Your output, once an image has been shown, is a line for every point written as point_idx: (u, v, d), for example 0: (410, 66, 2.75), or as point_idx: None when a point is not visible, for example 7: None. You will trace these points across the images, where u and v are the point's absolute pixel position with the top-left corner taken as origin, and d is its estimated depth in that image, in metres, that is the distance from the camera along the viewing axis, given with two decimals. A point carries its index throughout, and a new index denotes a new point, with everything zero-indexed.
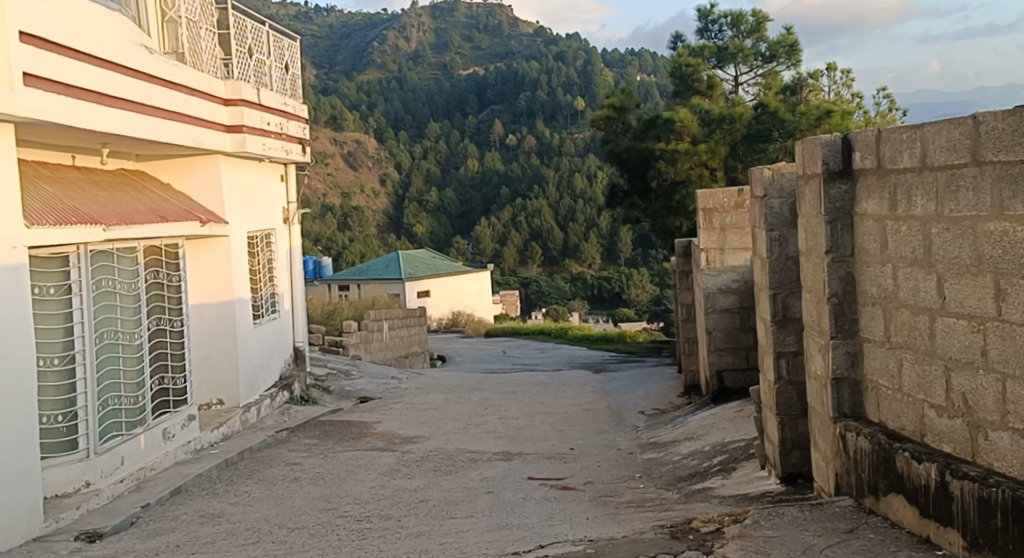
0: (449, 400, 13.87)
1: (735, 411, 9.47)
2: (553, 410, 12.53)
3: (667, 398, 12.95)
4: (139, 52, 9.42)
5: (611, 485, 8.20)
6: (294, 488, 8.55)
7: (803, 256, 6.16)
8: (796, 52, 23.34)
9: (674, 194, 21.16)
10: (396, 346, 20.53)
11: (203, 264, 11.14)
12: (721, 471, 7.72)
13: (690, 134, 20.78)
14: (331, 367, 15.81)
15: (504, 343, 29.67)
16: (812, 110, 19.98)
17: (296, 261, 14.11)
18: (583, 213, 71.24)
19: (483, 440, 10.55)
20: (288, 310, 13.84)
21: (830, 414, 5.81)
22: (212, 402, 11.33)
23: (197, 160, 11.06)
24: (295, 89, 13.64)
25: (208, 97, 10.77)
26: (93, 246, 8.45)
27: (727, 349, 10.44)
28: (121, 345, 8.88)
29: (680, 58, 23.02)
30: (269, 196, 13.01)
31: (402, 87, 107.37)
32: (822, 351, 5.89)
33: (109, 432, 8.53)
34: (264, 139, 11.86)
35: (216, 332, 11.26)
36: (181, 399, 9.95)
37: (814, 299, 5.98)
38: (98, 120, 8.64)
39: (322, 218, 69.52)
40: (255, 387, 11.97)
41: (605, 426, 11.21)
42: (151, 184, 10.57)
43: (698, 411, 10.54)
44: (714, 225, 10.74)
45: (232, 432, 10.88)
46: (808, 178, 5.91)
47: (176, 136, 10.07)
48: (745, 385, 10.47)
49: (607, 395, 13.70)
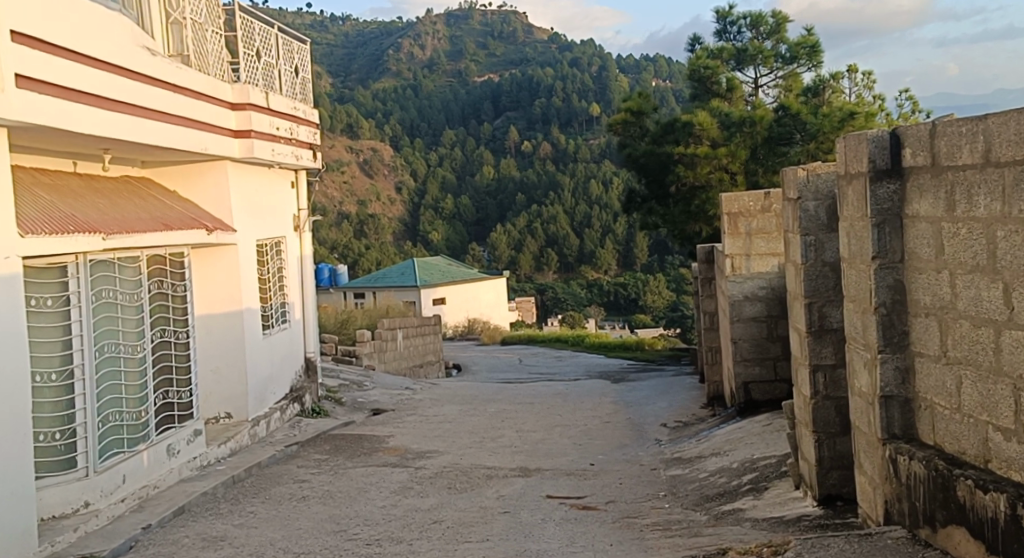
0: (464, 412, 13.46)
1: (764, 426, 9.05)
2: (572, 423, 12.11)
3: (690, 410, 12.52)
4: (142, 53, 9.07)
5: (634, 505, 7.79)
6: (301, 508, 8.17)
7: (844, 263, 5.75)
8: (817, 53, 22.81)
9: (693, 199, 20.77)
10: (410, 355, 20.15)
11: (211, 273, 10.79)
12: (752, 490, 7.28)
13: (710, 137, 20.51)
14: (343, 378, 15.43)
15: (521, 351, 29.26)
16: (835, 112, 19.52)
17: (308, 271, 13.75)
18: (599, 219, 70.75)
19: (499, 455, 10.14)
20: (299, 321, 13.46)
21: (878, 436, 5.38)
22: (219, 416, 10.92)
23: (204, 166, 10.70)
24: (305, 93, 13.27)
25: (215, 101, 10.41)
26: (92, 255, 8.08)
27: (754, 359, 10.02)
28: (123, 358, 8.49)
29: (699, 60, 22.67)
30: (279, 203, 12.66)
31: (418, 94, 107.28)
32: (868, 366, 5.47)
33: (109, 450, 8.14)
34: (273, 145, 11.49)
35: (224, 343, 10.89)
36: (186, 413, 9.55)
37: (859, 309, 5.57)
38: (97, 125, 8.27)
39: (338, 226, 69.29)
40: (265, 400, 11.59)
41: (626, 440, 10.79)
42: (157, 191, 10.21)
43: (723, 424, 10.13)
44: (740, 230, 10.33)
45: (240, 447, 10.49)
46: (852, 178, 5.51)
47: (181, 141, 9.71)
48: (774, 397, 10.03)
49: (627, 407, 13.28)
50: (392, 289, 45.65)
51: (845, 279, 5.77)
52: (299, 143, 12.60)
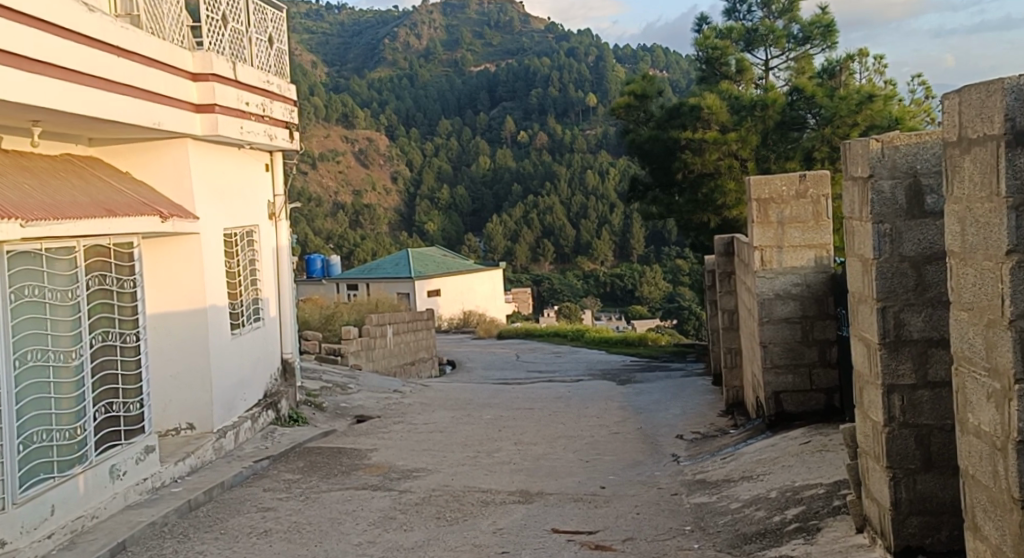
0: (457, 419, 12.20)
1: (803, 446, 7.85)
2: (577, 434, 10.85)
3: (708, 418, 11.27)
4: (78, 9, 7.79)
5: (657, 546, 6.57)
6: (263, 548, 6.97)
7: (953, 260, 4.54)
8: (832, 33, 21.51)
9: (701, 187, 19.36)
10: (400, 352, 18.89)
11: (173, 266, 9.52)
12: (800, 530, 6.04)
13: (719, 122, 19.12)
14: (325, 380, 14.14)
15: (517, 346, 27.96)
16: (853, 94, 18.30)
17: (285, 263, 12.46)
18: (595, 210, 69.49)
19: (496, 476, 8.89)
20: (275, 318, 12.18)
21: (1012, 493, 4.20)
22: (180, 427, 9.66)
23: (162, 145, 9.44)
24: (281, 66, 11.91)
25: (171, 70, 9.14)
26: (10, 245, 6.83)
27: (786, 366, 8.86)
28: (53, 366, 7.24)
29: (706, 40, 21.40)
30: (250, 188, 11.37)
31: (414, 84, 105.97)
32: (995, 397, 4.27)
33: (35, 475, 6.90)
34: (241, 121, 10.18)
35: (187, 346, 9.60)
36: (136, 428, 8.29)
37: (978, 322, 4.36)
38: (10, 86, 6.93)
39: (333, 216, 68.06)
40: (233, 409, 10.32)
41: (640, 456, 9.54)
42: (104, 172, 8.95)
43: (750, 440, 8.92)
44: (771, 219, 8.86)
45: (202, 464, 9.24)
46: (975, 145, 4.32)
47: (129, 115, 8.42)
48: (808, 409, 8.88)
49: (637, 414, 12.04)
50: (385, 280, 44.36)
51: (951, 281, 4.57)
52: (273, 121, 11.32)
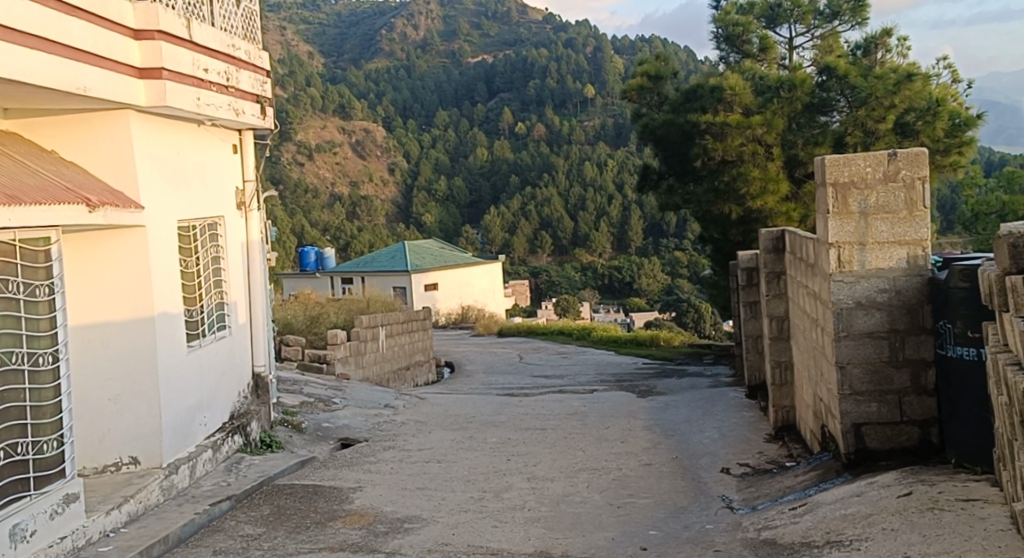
0: (457, 444, 10.41)
1: (904, 500, 6.09)
2: (602, 466, 9.07)
3: (755, 445, 9.50)
4: None
5: None
6: None
7: None
8: (863, 9, 19.63)
9: (722, 175, 17.22)
10: (394, 357, 17.12)
11: (108, 266, 7.74)
12: None
13: (742, 104, 16.95)
14: (306, 394, 12.33)
15: (520, 345, 26.15)
16: (889, 74, 16.48)
17: (257, 260, 10.61)
18: (595, 201, 67.66)
19: (508, 528, 7.15)
20: (245, 326, 10.36)
21: None
22: (122, 462, 7.82)
23: (99, 118, 7.66)
24: (253, 29, 10.11)
25: (104, 24, 7.33)
26: None
27: (870, 394, 7.13)
28: None
29: (727, 16, 19.53)
30: (214, 172, 9.61)
31: (412, 75, 104.02)
32: None
33: None
34: (198, 91, 8.39)
35: (129, 360, 7.79)
36: (52, 473, 6.52)
37: None
38: None
39: (330, 208, 66.22)
40: (189, 437, 8.51)
41: (682, 500, 7.77)
42: (21, 150, 7.20)
43: (825, 484, 7.15)
44: (851, 208, 7.10)
45: (146, 510, 7.43)
46: None
47: (43, 76, 6.60)
48: (898, 447, 7.08)
49: (671, 438, 10.27)
50: (381, 274, 42.47)
51: None
52: (239, 93, 9.54)
